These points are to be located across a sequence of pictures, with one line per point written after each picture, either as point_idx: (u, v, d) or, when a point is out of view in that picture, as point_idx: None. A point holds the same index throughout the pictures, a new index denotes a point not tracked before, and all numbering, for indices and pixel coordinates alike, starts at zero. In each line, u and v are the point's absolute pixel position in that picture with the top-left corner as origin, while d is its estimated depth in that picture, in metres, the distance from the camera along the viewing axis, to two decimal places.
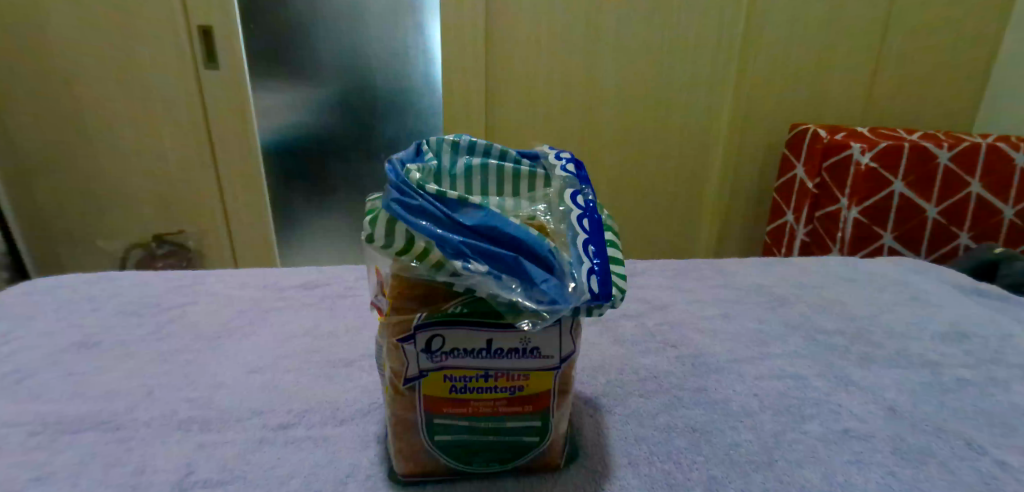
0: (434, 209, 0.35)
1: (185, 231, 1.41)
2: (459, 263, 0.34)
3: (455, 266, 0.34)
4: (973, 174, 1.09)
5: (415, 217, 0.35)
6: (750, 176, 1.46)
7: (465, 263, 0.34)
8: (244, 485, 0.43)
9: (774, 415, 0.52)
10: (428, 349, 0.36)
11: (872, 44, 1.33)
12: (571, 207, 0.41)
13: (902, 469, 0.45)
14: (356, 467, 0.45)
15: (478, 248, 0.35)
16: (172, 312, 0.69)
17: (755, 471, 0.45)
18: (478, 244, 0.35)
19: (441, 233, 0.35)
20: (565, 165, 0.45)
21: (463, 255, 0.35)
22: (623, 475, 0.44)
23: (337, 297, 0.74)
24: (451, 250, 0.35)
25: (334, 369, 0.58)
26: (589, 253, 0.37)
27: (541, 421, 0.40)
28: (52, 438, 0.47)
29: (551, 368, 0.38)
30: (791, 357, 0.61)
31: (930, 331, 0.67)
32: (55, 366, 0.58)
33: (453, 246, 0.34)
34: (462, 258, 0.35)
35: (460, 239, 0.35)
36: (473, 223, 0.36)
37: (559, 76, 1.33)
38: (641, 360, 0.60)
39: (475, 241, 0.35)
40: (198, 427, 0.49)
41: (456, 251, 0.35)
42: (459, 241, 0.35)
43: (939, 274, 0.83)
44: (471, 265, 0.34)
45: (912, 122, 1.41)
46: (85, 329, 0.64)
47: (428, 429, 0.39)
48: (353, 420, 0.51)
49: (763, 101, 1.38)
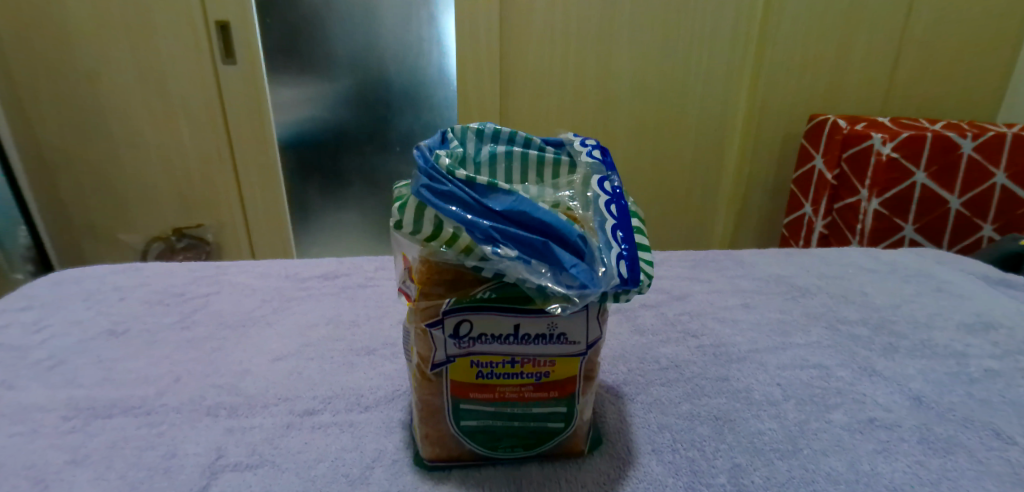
0: (463, 194, 0.36)
1: (203, 224, 1.43)
2: (489, 248, 0.34)
3: (484, 251, 0.35)
4: (998, 165, 1.07)
5: (445, 202, 0.36)
6: (769, 166, 1.44)
7: (495, 248, 0.35)
8: (273, 469, 0.44)
9: (797, 404, 0.51)
10: (455, 335, 0.36)
11: (895, 31, 1.30)
12: (598, 193, 0.41)
13: (929, 459, 0.45)
14: (382, 452, 0.45)
15: (508, 233, 0.35)
16: (197, 302, 0.70)
17: (779, 459, 0.45)
18: (508, 229, 0.35)
19: (470, 218, 0.35)
20: (590, 151, 0.46)
21: (493, 240, 0.35)
22: (647, 462, 0.44)
23: (358, 287, 0.75)
24: (482, 235, 0.35)
25: (356, 357, 0.59)
26: (617, 238, 0.37)
27: (567, 407, 0.41)
28: (86, 422, 0.49)
29: (577, 354, 0.38)
30: (813, 347, 0.60)
31: (955, 321, 0.66)
32: (86, 353, 0.59)
33: (482, 231, 0.35)
34: (492, 243, 0.35)
35: (491, 224, 0.35)
36: (503, 209, 0.36)
37: (573, 67, 1.32)
38: (661, 349, 0.60)
39: (504, 226, 0.35)
40: (226, 412, 0.50)
41: (486, 236, 0.35)
42: (488, 225, 0.35)
43: (962, 264, 0.82)
44: (501, 250, 0.34)
45: (934, 112, 1.39)
46: (113, 317, 0.66)
47: (454, 415, 0.40)
48: (378, 406, 0.51)
49: (781, 90, 1.36)
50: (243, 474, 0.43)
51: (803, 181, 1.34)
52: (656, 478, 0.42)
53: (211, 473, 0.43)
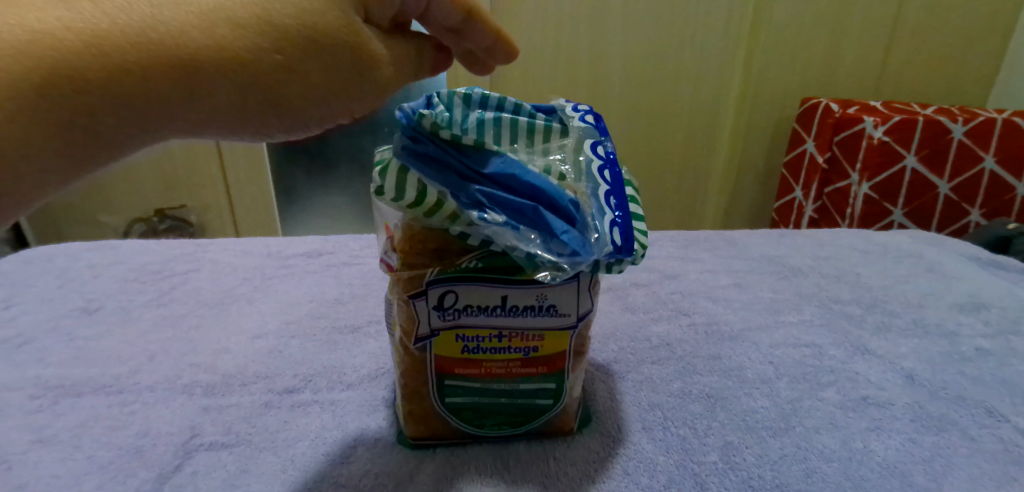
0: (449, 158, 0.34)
1: (186, 205, 1.39)
2: (475, 213, 0.33)
3: (470, 216, 0.33)
4: (987, 150, 1.07)
5: (429, 166, 0.34)
6: (761, 149, 1.42)
7: (482, 213, 0.33)
8: (249, 448, 0.42)
9: (790, 382, 0.50)
10: (439, 307, 0.35)
11: (889, 15, 1.29)
12: (591, 157, 0.41)
13: (922, 436, 0.44)
14: (365, 431, 0.44)
15: (495, 197, 0.34)
16: (175, 280, 0.67)
17: (772, 437, 0.44)
18: (495, 193, 0.34)
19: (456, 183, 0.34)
20: (583, 117, 0.45)
21: (480, 205, 0.34)
22: (637, 440, 0.43)
23: (343, 265, 0.72)
24: (468, 200, 0.34)
25: (339, 335, 0.57)
26: (610, 205, 0.36)
27: (556, 384, 0.39)
28: (54, 401, 0.47)
29: (568, 327, 0.37)
30: (806, 326, 0.60)
31: (947, 302, 0.66)
32: (56, 331, 0.57)
33: (469, 196, 0.34)
34: (479, 208, 0.34)
35: (477, 188, 0.34)
36: (491, 172, 0.35)
37: (565, 48, 1.29)
38: (653, 328, 0.58)
39: (491, 190, 0.34)
40: (202, 390, 0.48)
41: (472, 201, 0.34)
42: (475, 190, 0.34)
43: (952, 245, 0.82)
44: (488, 216, 0.33)
45: (927, 96, 1.38)
46: (86, 295, 0.63)
47: (439, 391, 0.38)
48: (361, 384, 0.50)
49: (774, 72, 1.34)
50: (218, 453, 0.42)
51: (794, 165, 1.33)
52: (646, 456, 0.41)
53: (185, 452, 0.42)
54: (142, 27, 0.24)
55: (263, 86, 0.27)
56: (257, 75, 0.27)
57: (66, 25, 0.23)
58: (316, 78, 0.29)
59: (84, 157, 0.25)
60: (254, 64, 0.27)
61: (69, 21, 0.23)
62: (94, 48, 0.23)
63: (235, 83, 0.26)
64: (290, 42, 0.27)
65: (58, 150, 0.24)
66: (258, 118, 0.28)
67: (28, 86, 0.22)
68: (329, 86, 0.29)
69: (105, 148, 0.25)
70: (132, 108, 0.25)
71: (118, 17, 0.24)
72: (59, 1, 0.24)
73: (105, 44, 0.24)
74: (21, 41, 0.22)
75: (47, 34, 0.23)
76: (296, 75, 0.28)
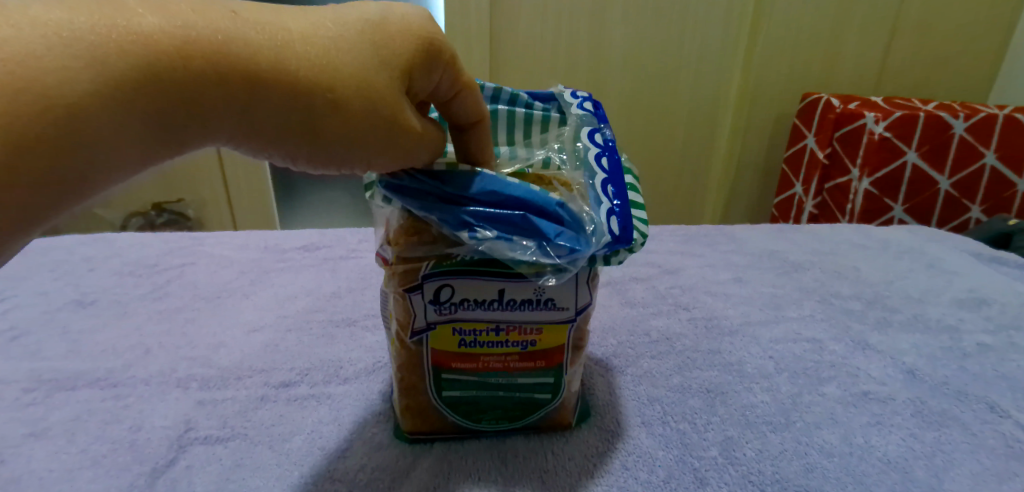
0: (428, 186, 0.34)
1: (184, 199, 1.38)
2: (466, 233, 0.33)
3: (462, 237, 0.33)
4: (989, 146, 1.06)
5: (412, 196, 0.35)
6: (760, 145, 1.42)
7: (472, 232, 0.33)
8: (245, 442, 0.42)
9: (790, 377, 0.50)
10: (435, 301, 0.35)
11: (892, 10, 1.28)
12: (588, 144, 0.39)
13: (924, 432, 0.44)
14: (361, 425, 0.44)
15: (481, 214, 0.33)
16: (171, 273, 0.67)
17: (772, 432, 0.43)
18: (480, 210, 0.33)
19: (439, 209, 0.34)
20: (582, 103, 0.43)
21: (468, 225, 0.33)
22: (636, 435, 0.43)
23: (340, 259, 0.72)
24: (456, 222, 0.33)
25: (336, 328, 0.57)
26: (608, 194, 0.35)
27: (555, 378, 0.39)
28: (47, 395, 0.46)
29: (566, 321, 0.36)
30: (806, 321, 0.59)
31: (948, 297, 0.65)
32: (50, 324, 0.56)
33: (456, 219, 0.33)
34: (468, 227, 0.33)
35: (461, 208, 0.33)
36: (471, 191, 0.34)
37: (564, 42, 1.28)
38: (652, 322, 0.58)
39: (476, 208, 0.33)
40: (198, 384, 0.48)
41: (459, 222, 0.33)
42: (460, 212, 0.33)
43: (952, 241, 0.81)
44: (478, 233, 0.32)
45: (929, 91, 1.37)
46: (81, 288, 0.63)
47: (436, 385, 0.38)
48: (357, 378, 0.49)
49: (774, 68, 1.33)
50: (214, 447, 0.41)
51: (794, 160, 1.32)
52: (645, 450, 0.41)
53: (179, 446, 0.41)
54: (223, 45, 0.25)
55: (310, 118, 0.28)
56: (314, 115, 0.28)
57: (160, 32, 0.24)
58: (362, 123, 0.29)
59: (139, 157, 0.25)
60: (308, 97, 0.27)
61: (170, 27, 0.24)
62: (179, 58, 0.24)
63: (291, 110, 0.27)
64: (344, 87, 0.28)
65: (121, 148, 0.24)
66: (299, 144, 0.29)
67: (130, 79, 0.23)
68: (366, 133, 0.30)
69: (164, 142, 0.26)
70: (195, 117, 0.26)
71: (205, 32, 0.25)
72: (153, 6, 0.25)
73: (188, 56, 0.25)
74: (129, 44, 0.23)
75: (149, 40, 0.24)
76: (343, 118, 0.29)
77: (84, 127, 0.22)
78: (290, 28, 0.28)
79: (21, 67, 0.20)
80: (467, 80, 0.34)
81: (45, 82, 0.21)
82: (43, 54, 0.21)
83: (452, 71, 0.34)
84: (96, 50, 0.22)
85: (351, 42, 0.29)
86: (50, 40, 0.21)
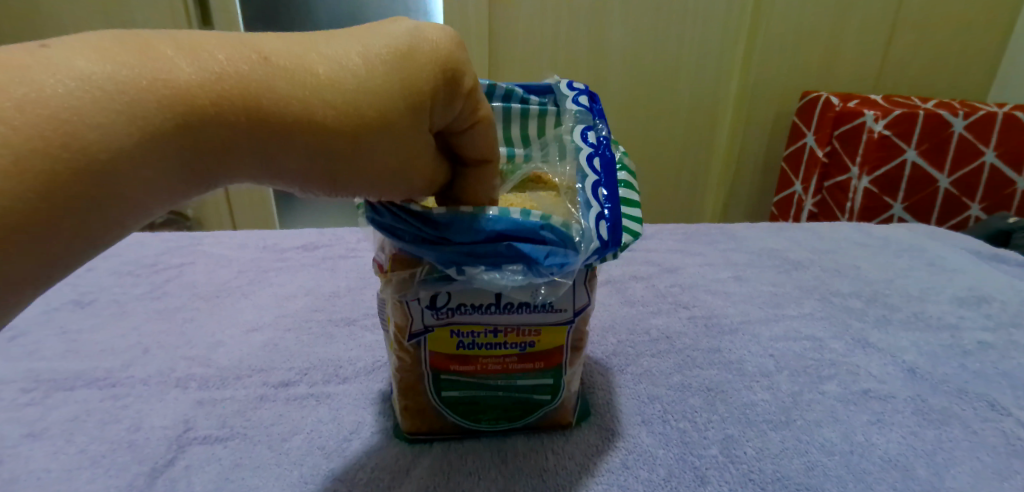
0: (407, 228, 0.33)
1: None
2: (453, 273, 0.33)
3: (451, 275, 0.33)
4: (988, 144, 1.06)
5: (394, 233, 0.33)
6: (760, 143, 1.41)
7: (459, 271, 0.33)
8: (244, 442, 0.42)
9: (790, 376, 0.50)
10: (432, 305, 0.35)
11: (890, 7, 1.28)
12: (581, 145, 0.39)
13: (924, 430, 0.44)
14: (360, 424, 0.43)
15: (466, 253, 0.33)
16: (169, 273, 0.67)
17: (772, 431, 0.43)
18: (465, 251, 0.32)
19: (425, 253, 0.33)
20: (577, 97, 0.42)
21: (455, 264, 0.33)
22: (636, 434, 0.42)
23: (339, 258, 0.72)
24: (442, 261, 0.33)
25: (336, 327, 0.57)
26: (600, 198, 0.35)
27: (553, 379, 0.39)
28: (46, 395, 0.46)
29: (565, 322, 0.36)
30: (806, 319, 0.59)
31: (948, 295, 0.65)
32: (49, 324, 0.56)
33: (442, 262, 0.33)
34: (455, 265, 0.33)
35: (446, 250, 0.33)
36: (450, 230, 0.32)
37: (563, 41, 1.28)
38: (652, 320, 0.58)
39: (460, 248, 0.32)
40: (197, 384, 0.48)
41: (446, 262, 0.33)
42: (445, 257, 0.33)
43: (952, 239, 0.81)
44: (466, 272, 0.33)
45: (928, 88, 1.37)
46: (80, 288, 0.63)
47: (434, 386, 0.38)
48: (356, 378, 0.49)
49: (773, 65, 1.33)
50: (214, 447, 0.41)
51: (794, 158, 1.32)
52: (645, 449, 0.41)
53: (179, 446, 0.41)
54: (260, 96, 0.23)
55: (342, 164, 0.26)
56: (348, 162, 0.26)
57: (197, 85, 0.22)
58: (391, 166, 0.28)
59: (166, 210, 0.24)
60: (341, 146, 0.25)
61: (211, 78, 0.23)
62: (210, 110, 0.23)
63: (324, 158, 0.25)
64: (378, 136, 0.26)
65: (150, 202, 0.22)
66: (326, 188, 0.27)
67: (168, 133, 0.22)
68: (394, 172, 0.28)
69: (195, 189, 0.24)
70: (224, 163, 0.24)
71: (242, 82, 0.23)
72: (190, 52, 0.23)
73: (221, 109, 0.23)
74: (166, 99, 0.22)
75: (187, 94, 0.22)
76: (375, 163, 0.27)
77: (117, 183, 0.21)
78: (319, 71, 0.25)
79: (70, 124, 0.19)
80: (484, 113, 0.30)
81: (81, 140, 0.19)
82: (84, 108, 0.20)
83: (472, 100, 0.29)
84: (134, 105, 0.21)
85: (391, 84, 0.26)
86: (90, 95, 0.20)
